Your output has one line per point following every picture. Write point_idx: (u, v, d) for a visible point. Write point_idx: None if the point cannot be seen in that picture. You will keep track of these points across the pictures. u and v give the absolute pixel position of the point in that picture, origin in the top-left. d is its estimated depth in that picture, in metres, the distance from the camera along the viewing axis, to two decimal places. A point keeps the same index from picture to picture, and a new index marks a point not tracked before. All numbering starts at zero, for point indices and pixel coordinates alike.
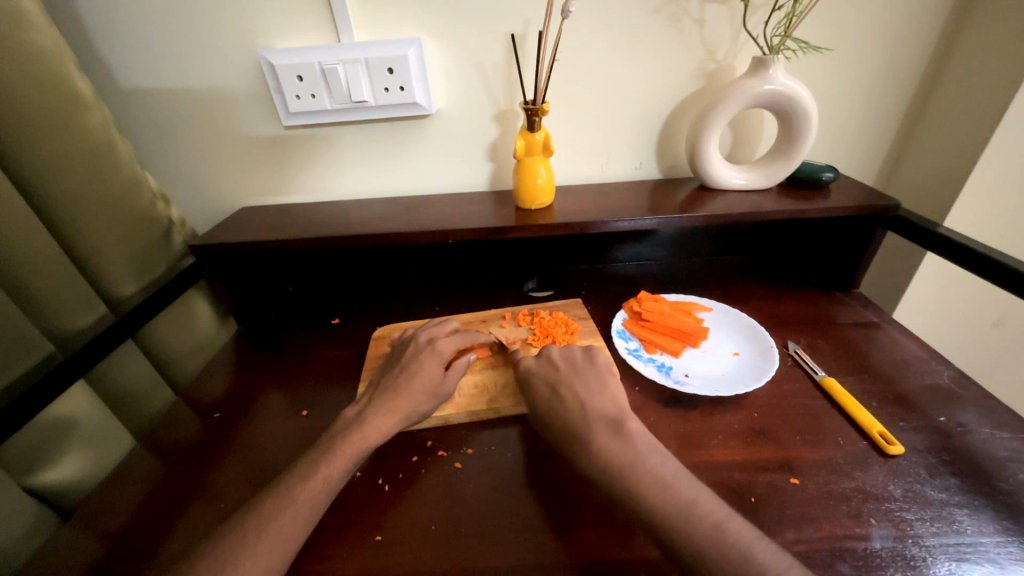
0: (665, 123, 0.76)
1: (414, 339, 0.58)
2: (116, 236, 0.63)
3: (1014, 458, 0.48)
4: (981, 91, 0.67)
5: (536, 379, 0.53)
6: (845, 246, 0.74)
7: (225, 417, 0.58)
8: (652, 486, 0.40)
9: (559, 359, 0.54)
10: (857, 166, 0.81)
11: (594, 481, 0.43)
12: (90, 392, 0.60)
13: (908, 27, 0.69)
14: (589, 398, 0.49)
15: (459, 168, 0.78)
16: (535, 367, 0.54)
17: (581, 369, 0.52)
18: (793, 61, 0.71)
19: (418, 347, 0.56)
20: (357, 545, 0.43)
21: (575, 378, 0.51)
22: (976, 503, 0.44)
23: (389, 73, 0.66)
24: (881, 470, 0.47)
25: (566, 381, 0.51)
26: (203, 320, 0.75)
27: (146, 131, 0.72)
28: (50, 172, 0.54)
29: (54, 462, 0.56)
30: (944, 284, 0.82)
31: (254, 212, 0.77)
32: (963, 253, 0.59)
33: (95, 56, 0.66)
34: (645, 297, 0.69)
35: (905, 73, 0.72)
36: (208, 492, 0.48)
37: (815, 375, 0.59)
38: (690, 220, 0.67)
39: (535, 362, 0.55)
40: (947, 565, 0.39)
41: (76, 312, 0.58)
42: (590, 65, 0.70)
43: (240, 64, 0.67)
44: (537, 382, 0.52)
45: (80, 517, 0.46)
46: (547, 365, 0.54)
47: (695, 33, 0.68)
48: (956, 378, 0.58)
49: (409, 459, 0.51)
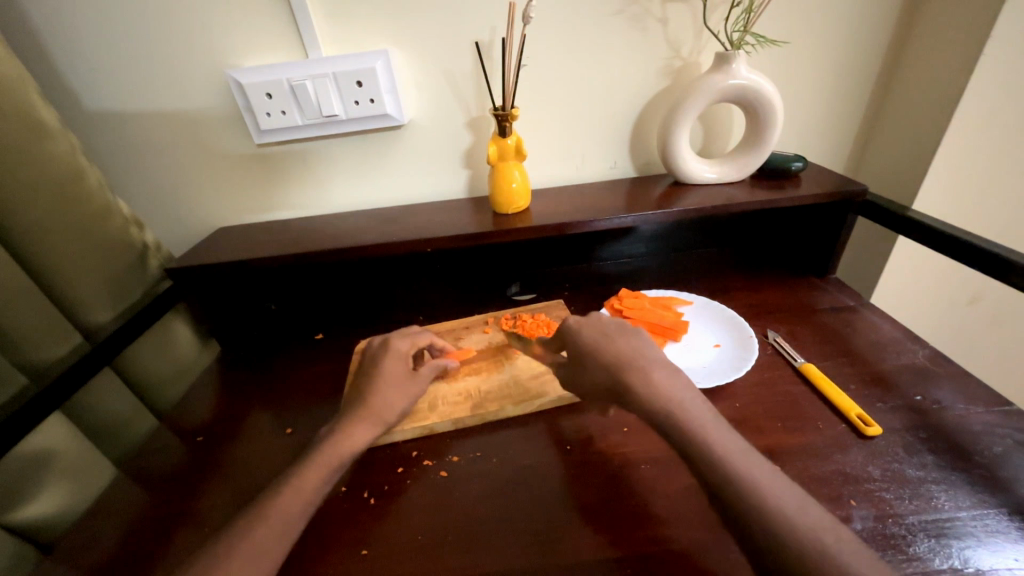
0: (637, 122, 0.77)
1: (370, 345, 0.57)
2: (88, 265, 0.62)
3: (988, 431, 0.49)
4: (939, 76, 0.69)
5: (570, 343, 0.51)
6: (818, 234, 0.75)
7: (209, 440, 0.57)
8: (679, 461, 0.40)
9: (609, 320, 0.51)
10: (826, 155, 0.83)
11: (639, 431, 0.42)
12: (67, 423, 0.59)
13: (863, 17, 0.70)
14: (639, 351, 0.47)
15: (436, 177, 0.78)
16: (585, 322, 0.51)
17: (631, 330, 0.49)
18: (754, 55, 0.73)
19: (373, 354, 0.56)
20: (344, 561, 0.43)
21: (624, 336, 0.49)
22: (953, 479, 0.44)
23: (358, 86, 0.66)
24: (860, 452, 0.48)
25: (614, 337, 0.48)
26: (183, 343, 0.74)
27: (119, 156, 0.71)
28: (18, 204, 0.54)
29: (34, 496, 0.55)
30: (919, 265, 0.84)
31: (232, 232, 0.76)
32: (935, 236, 0.60)
33: (59, 83, 0.65)
34: (625, 294, 0.70)
35: (863, 62, 0.74)
36: (195, 517, 0.48)
37: (794, 362, 0.59)
38: (664, 216, 0.68)
39: (583, 320, 0.52)
40: (926, 542, 0.40)
41: (49, 344, 0.58)
42: (557, 69, 0.71)
43: (209, 85, 0.67)
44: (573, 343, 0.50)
45: (63, 550, 0.46)
46: (596, 322, 0.51)
47: (659, 31, 0.69)
48: (930, 357, 0.59)
49: (395, 470, 0.51)
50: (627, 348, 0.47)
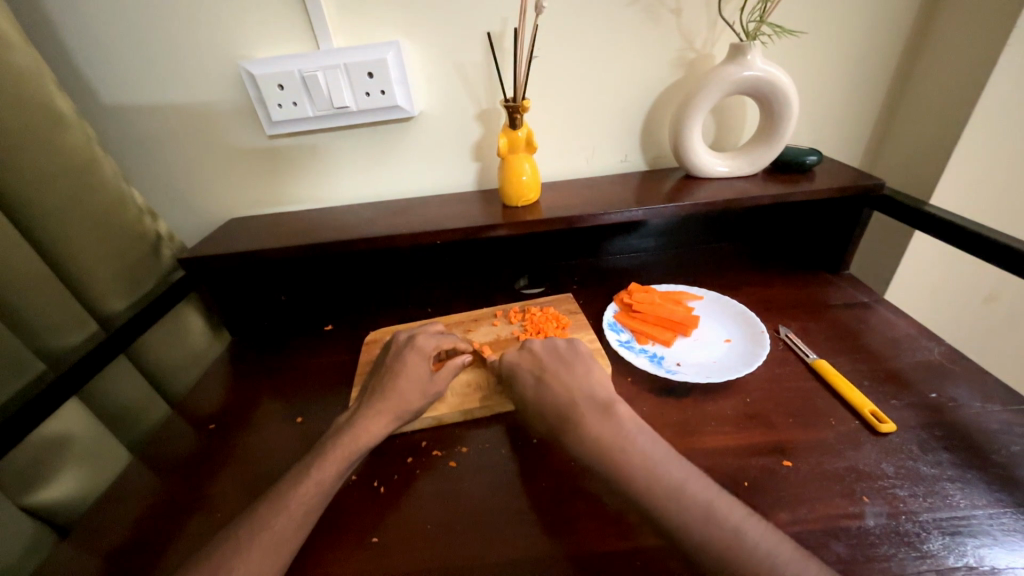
0: (648, 115, 0.76)
1: (395, 339, 0.58)
2: (104, 253, 0.63)
3: (1006, 430, 0.48)
4: (959, 68, 0.67)
5: (511, 382, 0.52)
6: (832, 229, 0.74)
7: (221, 428, 0.58)
8: (631, 491, 0.39)
9: (543, 351, 0.53)
10: (840, 149, 0.81)
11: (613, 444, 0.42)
12: (83, 409, 0.60)
13: (882, 7, 0.69)
14: (578, 385, 0.48)
15: (445, 169, 0.78)
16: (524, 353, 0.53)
17: (567, 361, 0.51)
18: (770, 46, 0.71)
19: (399, 347, 0.57)
20: (354, 548, 0.43)
21: (560, 367, 0.51)
22: (969, 477, 0.44)
23: (369, 78, 0.66)
24: (873, 449, 0.47)
25: (550, 373, 0.50)
26: (195, 333, 0.75)
27: (133, 147, 0.72)
28: (35, 192, 0.55)
29: (51, 479, 0.56)
30: (935, 262, 0.82)
31: (242, 223, 0.77)
32: (953, 232, 0.59)
33: (75, 75, 0.66)
34: (635, 288, 0.69)
35: (881, 53, 0.73)
36: (208, 503, 0.49)
37: (806, 358, 0.59)
38: (675, 209, 0.67)
39: (518, 355, 0.54)
40: (940, 539, 0.39)
41: (66, 330, 0.59)
42: (568, 61, 0.70)
43: (221, 76, 0.67)
44: (513, 384, 0.52)
45: (81, 532, 0.47)
46: (530, 358, 0.53)
47: (672, 22, 0.68)
48: (946, 354, 0.58)
49: (405, 460, 0.51)
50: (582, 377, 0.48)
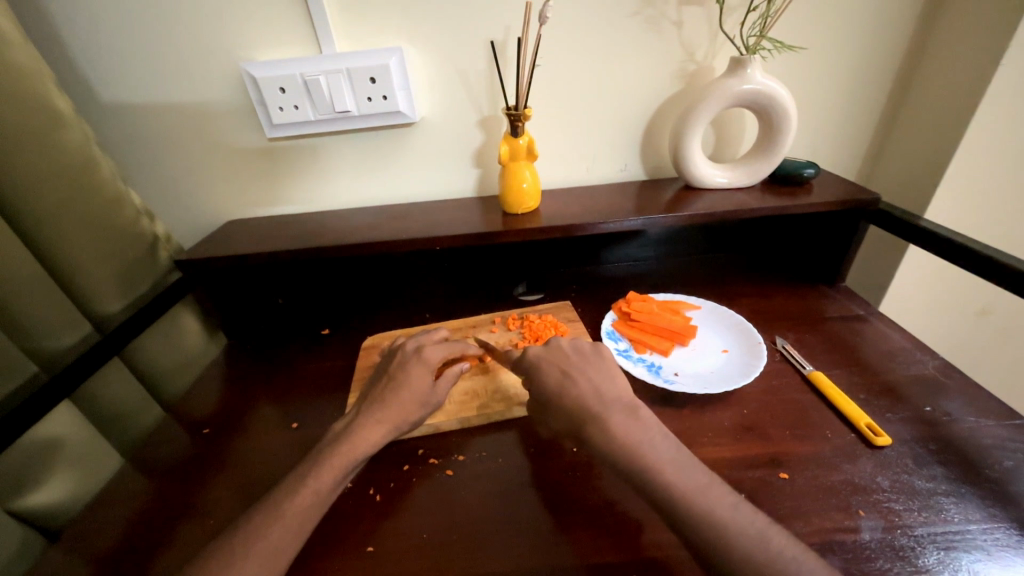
0: (649, 125, 0.76)
1: (402, 347, 0.57)
2: (99, 254, 0.62)
3: (999, 445, 0.48)
4: (955, 86, 0.68)
5: (531, 378, 0.52)
6: (829, 241, 0.75)
7: (215, 433, 0.57)
8: None
9: (569, 349, 0.52)
10: (837, 162, 0.82)
11: (612, 455, 0.42)
12: (76, 411, 0.59)
13: (880, 24, 0.70)
14: (600, 386, 0.48)
15: (446, 175, 0.78)
16: (546, 354, 0.52)
17: (592, 362, 0.50)
18: (770, 60, 0.72)
19: (404, 357, 0.55)
20: (349, 557, 0.43)
21: (586, 368, 0.50)
22: (962, 492, 0.44)
23: (372, 83, 0.66)
24: (869, 462, 0.47)
25: (574, 373, 0.49)
26: (190, 334, 0.75)
27: (131, 147, 0.71)
28: (32, 191, 0.54)
29: (40, 484, 0.55)
30: (929, 275, 0.83)
31: (241, 225, 0.77)
32: (948, 247, 0.59)
33: (74, 74, 0.65)
34: (633, 298, 0.69)
35: (879, 69, 0.74)
36: (199, 509, 0.48)
37: (803, 369, 0.59)
38: (674, 219, 0.68)
39: (544, 350, 0.53)
40: (935, 554, 0.39)
41: (60, 332, 0.58)
42: (571, 70, 0.71)
43: (222, 78, 0.67)
44: (533, 379, 0.51)
45: (70, 537, 0.46)
46: (557, 354, 0.52)
47: (674, 34, 0.69)
48: (941, 368, 0.58)
49: (401, 468, 0.51)
50: (588, 386, 0.48)
